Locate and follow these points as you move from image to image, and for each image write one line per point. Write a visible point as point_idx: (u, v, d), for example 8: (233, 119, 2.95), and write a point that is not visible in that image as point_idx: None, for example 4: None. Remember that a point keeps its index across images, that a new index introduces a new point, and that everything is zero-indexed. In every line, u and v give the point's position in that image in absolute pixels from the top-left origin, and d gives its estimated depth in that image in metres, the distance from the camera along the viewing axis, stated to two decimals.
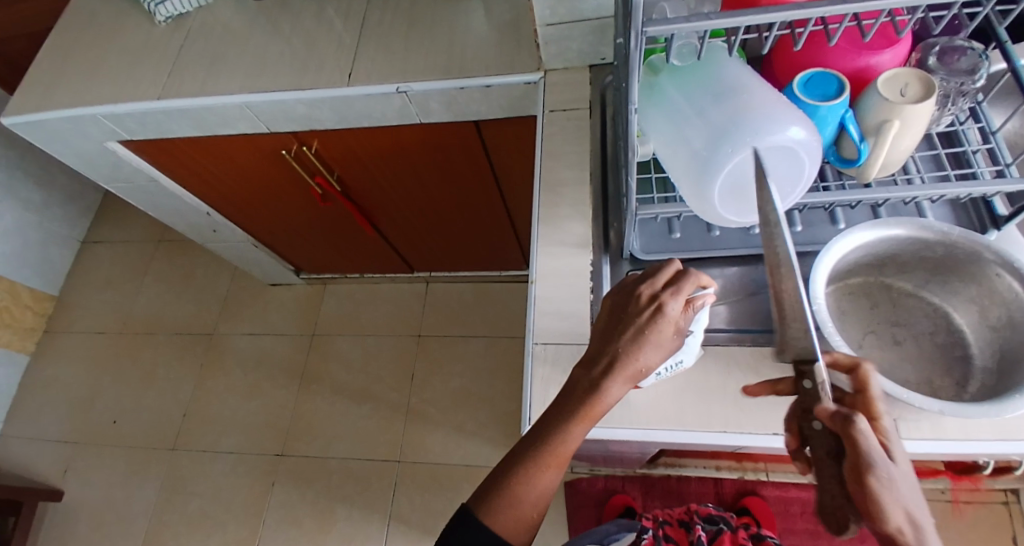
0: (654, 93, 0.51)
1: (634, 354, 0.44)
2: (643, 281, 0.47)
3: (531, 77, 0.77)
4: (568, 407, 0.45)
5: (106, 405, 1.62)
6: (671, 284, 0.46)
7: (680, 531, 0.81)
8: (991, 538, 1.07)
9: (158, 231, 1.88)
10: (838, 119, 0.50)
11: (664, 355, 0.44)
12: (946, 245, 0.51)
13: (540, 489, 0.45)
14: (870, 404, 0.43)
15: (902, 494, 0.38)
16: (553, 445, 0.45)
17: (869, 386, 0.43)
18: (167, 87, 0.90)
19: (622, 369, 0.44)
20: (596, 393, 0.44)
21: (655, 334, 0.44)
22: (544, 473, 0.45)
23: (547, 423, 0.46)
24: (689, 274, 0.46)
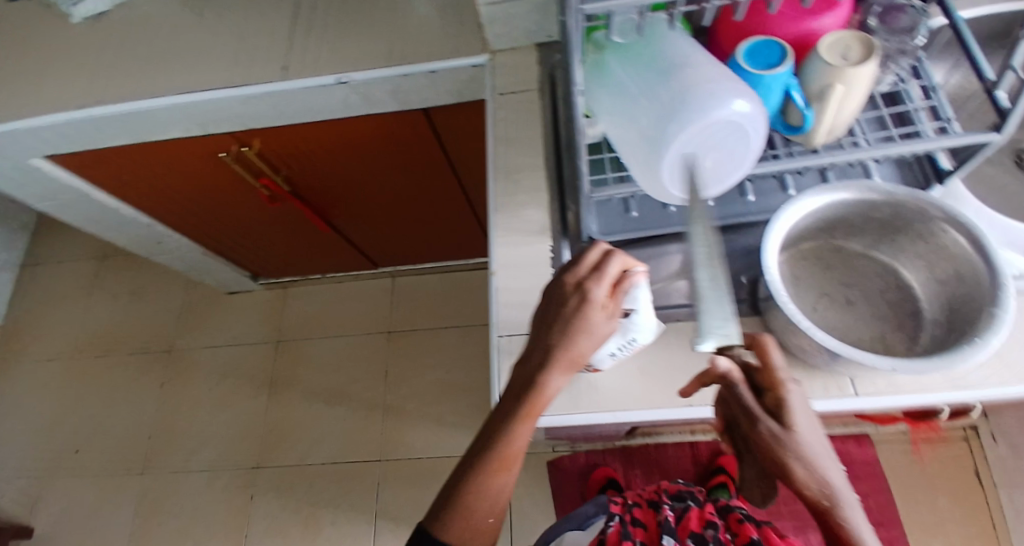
0: (602, 73, 0.51)
1: (566, 347, 0.42)
2: (568, 268, 0.45)
3: (477, 60, 0.74)
4: (509, 410, 0.44)
5: (67, 433, 1.55)
6: (596, 268, 0.44)
7: (647, 513, 0.65)
8: (951, 474, 1.13)
9: (103, 246, 1.78)
10: (782, 86, 0.50)
11: (597, 342, 0.42)
12: (893, 205, 0.52)
13: (493, 495, 0.44)
14: (772, 375, 0.41)
15: (812, 460, 0.40)
16: (499, 451, 0.44)
17: (769, 358, 0.41)
18: (89, 94, 0.84)
19: (557, 365, 0.43)
20: (534, 393, 0.43)
21: (586, 324, 0.42)
22: (494, 479, 0.44)
23: (490, 430, 0.45)
24: (612, 254, 0.44)
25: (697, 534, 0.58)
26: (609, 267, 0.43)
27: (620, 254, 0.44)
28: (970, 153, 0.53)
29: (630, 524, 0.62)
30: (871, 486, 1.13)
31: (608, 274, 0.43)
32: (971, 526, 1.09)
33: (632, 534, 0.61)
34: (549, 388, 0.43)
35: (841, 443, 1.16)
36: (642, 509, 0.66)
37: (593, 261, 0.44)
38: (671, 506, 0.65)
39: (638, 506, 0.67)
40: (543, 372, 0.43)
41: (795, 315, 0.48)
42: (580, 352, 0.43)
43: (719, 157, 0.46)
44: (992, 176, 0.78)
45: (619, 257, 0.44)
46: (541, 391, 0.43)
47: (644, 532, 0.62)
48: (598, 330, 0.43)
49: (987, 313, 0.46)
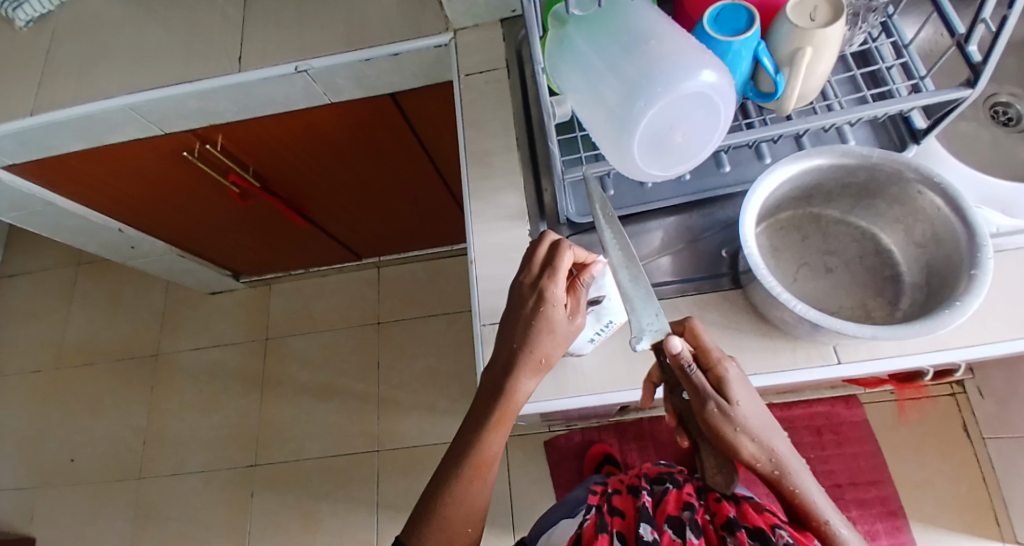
0: (565, 48, 0.48)
1: (531, 350, 0.46)
2: (523, 271, 0.48)
3: (440, 40, 0.71)
4: (481, 417, 0.48)
5: (57, 444, 1.54)
6: (548, 266, 0.47)
7: (627, 500, 0.60)
8: (939, 428, 1.15)
9: (77, 253, 1.74)
10: (751, 52, 0.48)
11: (558, 339, 0.46)
12: (868, 168, 0.51)
13: (470, 502, 0.47)
14: (705, 354, 0.46)
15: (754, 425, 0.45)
16: (472, 457, 0.47)
17: (701, 339, 0.46)
18: (40, 99, 0.81)
19: (522, 366, 0.46)
20: (502, 396, 0.46)
21: (543, 322, 0.45)
22: (470, 486, 0.47)
23: (464, 438, 0.48)
24: (562, 249, 0.46)
25: (675, 517, 0.53)
26: (560, 263, 0.46)
27: (571, 247, 0.47)
28: (944, 111, 0.52)
29: (607, 514, 0.56)
30: (861, 448, 1.15)
31: (561, 269, 0.46)
32: (959, 479, 1.11)
33: (608, 524, 0.54)
34: (517, 389, 0.46)
35: (830, 405, 1.18)
36: (621, 497, 0.60)
37: (545, 258, 0.47)
38: (650, 492, 0.60)
39: (617, 495, 0.61)
40: (510, 375, 0.46)
41: (774, 287, 0.47)
42: (542, 350, 0.46)
43: (689, 132, 0.45)
44: (970, 131, 0.77)
45: (570, 251, 0.47)
46: (510, 393, 0.46)
47: (622, 522, 0.55)
48: (556, 327, 0.46)
49: (967, 276, 0.45)
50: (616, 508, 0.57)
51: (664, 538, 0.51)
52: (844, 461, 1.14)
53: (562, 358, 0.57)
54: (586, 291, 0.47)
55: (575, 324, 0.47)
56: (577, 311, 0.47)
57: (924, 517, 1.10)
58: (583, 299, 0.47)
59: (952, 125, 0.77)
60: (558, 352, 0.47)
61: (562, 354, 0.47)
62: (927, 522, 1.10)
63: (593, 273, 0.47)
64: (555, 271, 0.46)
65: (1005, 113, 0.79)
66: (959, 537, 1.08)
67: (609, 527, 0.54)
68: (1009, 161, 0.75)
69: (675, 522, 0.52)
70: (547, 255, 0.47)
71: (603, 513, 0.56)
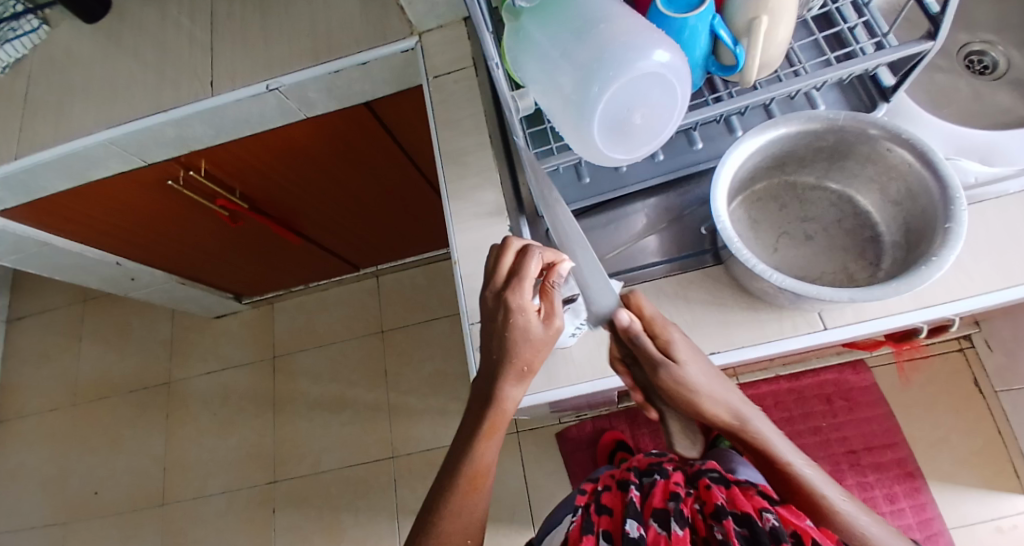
0: (520, 38, 0.48)
1: (511, 359, 0.46)
2: (489, 281, 0.47)
3: (406, 44, 0.71)
4: (470, 429, 0.49)
5: (81, 478, 1.56)
6: (515, 273, 0.46)
7: (616, 496, 0.60)
8: (950, 384, 1.14)
9: (82, 290, 1.76)
10: (708, 26, 0.48)
11: (536, 345, 0.45)
12: (835, 131, 0.50)
13: (468, 513, 0.49)
14: (651, 324, 0.49)
15: (709, 390, 0.47)
16: (466, 469, 0.49)
17: (644, 310, 0.49)
18: (22, 141, 0.82)
19: (505, 376, 0.46)
20: (490, 408, 0.47)
21: (517, 331, 0.45)
22: (466, 499, 0.49)
23: (458, 453, 0.50)
24: (528, 256, 0.46)
25: (660, 510, 0.54)
26: (526, 270, 0.46)
27: (537, 251, 0.47)
28: (910, 65, 0.52)
29: (593, 514, 0.57)
30: (873, 412, 1.14)
31: (528, 277, 0.46)
32: (975, 433, 1.10)
33: (594, 524, 0.56)
34: (504, 399, 0.47)
35: (838, 372, 1.17)
36: (611, 493, 0.62)
37: (511, 266, 0.47)
38: (639, 484, 0.61)
39: (607, 491, 0.62)
40: (494, 387, 0.47)
41: (750, 260, 0.47)
42: (522, 358, 0.46)
43: (648, 112, 0.45)
44: (948, 82, 0.76)
45: (536, 256, 0.47)
46: (498, 403, 0.47)
47: (609, 520, 0.57)
48: (531, 334, 0.45)
49: (942, 230, 0.45)
50: (603, 506, 0.58)
51: (650, 533, 0.53)
52: (857, 426, 1.14)
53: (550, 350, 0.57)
54: (557, 291, 0.47)
55: (553, 328, 0.46)
56: (553, 314, 0.47)
57: (943, 475, 1.09)
58: (557, 300, 0.47)
59: (928, 78, 0.76)
60: (539, 356, 0.46)
61: (544, 359, 0.47)
62: (947, 480, 1.09)
63: (561, 271, 0.48)
64: (521, 278, 0.45)
65: (981, 61, 0.78)
66: (980, 492, 1.07)
67: (595, 528, 0.55)
68: (989, 109, 0.74)
69: (660, 515, 0.54)
70: (513, 263, 0.47)
71: (590, 514, 0.58)
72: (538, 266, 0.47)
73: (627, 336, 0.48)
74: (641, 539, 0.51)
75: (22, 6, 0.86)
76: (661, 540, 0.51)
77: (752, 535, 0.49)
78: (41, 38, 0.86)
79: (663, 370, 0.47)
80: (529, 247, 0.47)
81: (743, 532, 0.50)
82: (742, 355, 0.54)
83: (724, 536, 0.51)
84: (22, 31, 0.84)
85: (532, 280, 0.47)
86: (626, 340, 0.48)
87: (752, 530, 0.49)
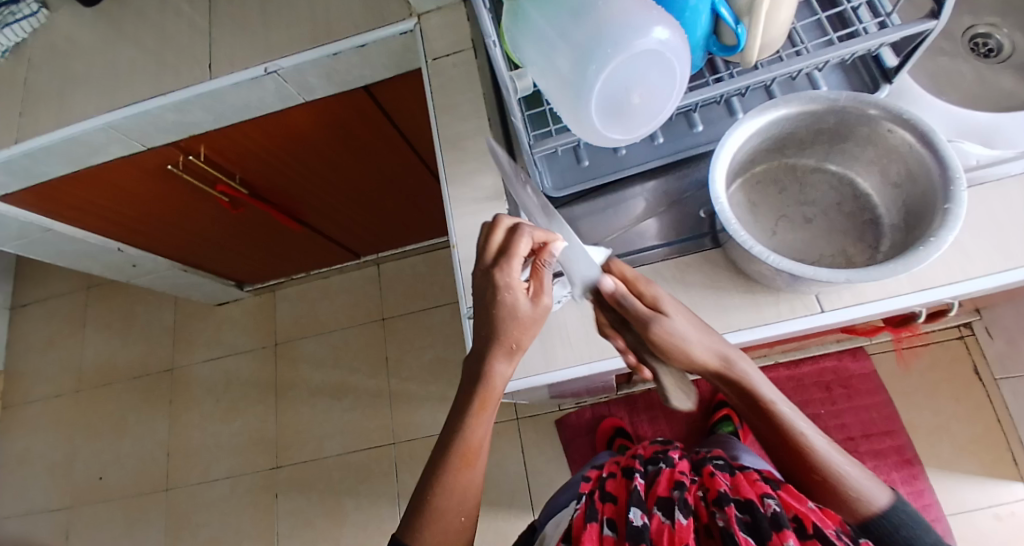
0: (519, 19, 0.47)
1: (499, 336, 0.46)
2: (479, 258, 0.48)
3: (405, 26, 0.70)
4: (462, 406, 0.49)
5: (87, 462, 1.58)
6: (504, 251, 0.46)
7: (620, 485, 0.61)
8: (949, 372, 1.14)
9: (85, 277, 1.77)
10: (708, 5, 0.47)
11: (524, 324, 0.46)
12: (836, 112, 0.50)
13: (463, 489, 0.50)
14: (633, 285, 0.49)
15: (697, 340, 0.46)
16: (458, 446, 0.49)
17: (625, 273, 0.49)
18: (22, 126, 0.82)
19: (493, 353, 0.47)
20: (480, 385, 0.48)
21: (504, 309, 0.46)
22: (459, 475, 0.49)
23: (449, 430, 0.50)
24: (518, 236, 0.46)
25: (664, 498, 0.54)
26: (514, 249, 0.46)
27: (527, 231, 0.47)
28: (914, 45, 0.51)
29: (597, 502, 0.57)
30: (872, 399, 1.14)
31: (518, 255, 0.46)
32: (974, 421, 1.10)
33: (598, 511, 0.56)
34: (493, 376, 0.47)
35: (838, 360, 1.17)
36: (615, 482, 0.62)
37: (501, 245, 0.47)
38: (643, 473, 0.62)
39: (612, 479, 0.62)
40: (481, 362, 0.47)
41: (747, 242, 0.47)
42: (509, 336, 0.46)
43: (646, 92, 0.44)
44: (952, 65, 0.75)
45: (527, 236, 0.46)
46: (487, 379, 0.48)
47: (613, 508, 0.57)
48: (518, 312, 0.46)
49: (942, 211, 0.45)
50: (607, 494, 0.59)
51: (654, 521, 0.52)
52: (856, 414, 1.14)
53: (546, 332, 0.57)
54: (548, 270, 0.48)
55: (542, 307, 0.47)
56: (541, 293, 0.47)
57: (942, 463, 1.09)
58: (547, 280, 0.47)
59: (931, 61, 0.75)
60: (527, 334, 0.47)
61: (533, 337, 0.47)
62: (946, 468, 1.09)
63: (553, 251, 0.48)
64: (510, 257, 0.45)
65: (985, 44, 0.77)
66: (978, 479, 1.07)
67: (598, 516, 0.55)
68: (993, 93, 0.73)
69: (665, 503, 0.54)
70: (503, 241, 0.47)
71: (594, 501, 0.58)
72: (528, 246, 0.47)
73: (609, 293, 0.48)
74: (645, 528, 0.51)
75: None
76: (664, 531, 0.51)
77: (754, 522, 0.49)
78: (39, 22, 0.85)
79: (649, 319, 0.46)
80: (519, 226, 0.47)
81: (745, 518, 0.50)
82: (741, 338, 0.54)
83: (726, 523, 0.50)
84: (20, 15, 0.84)
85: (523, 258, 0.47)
86: (608, 298, 0.47)
87: (754, 516, 0.50)
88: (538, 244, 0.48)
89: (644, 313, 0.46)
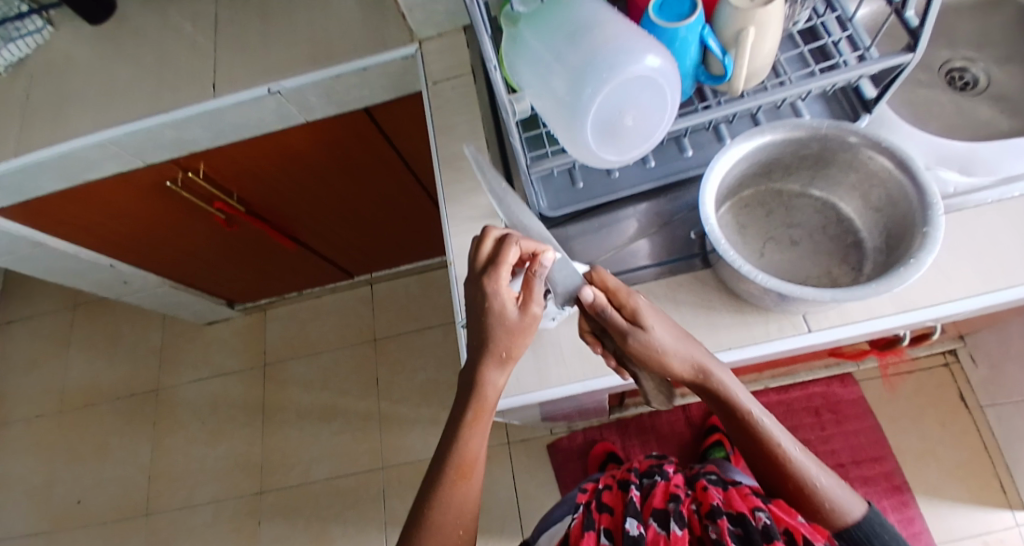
0: (518, 45, 0.50)
1: (491, 345, 0.47)
2: (471, 268, 0.49)
3: (406, 51, 0.73)
4: (458, 417, 0.50)
5: (65, 486, 1.53)
6: (493, 260, 0.47)
7: (617, 496, 0.62)
8: (936, 398, 1.15)
9: (73, 295, 1.75)
10: (697, 37, 0.50)
11: (511, 333, 0.47)
12: (818, 139, 0.52)
13: (460, 503, 0.50)
14: (614, 295, 0.49)
15: (677, 353, 0.48)
16: (454, 459, 0.50)
17: (606, 282, 0.49)
18: (21, 140, 0.82)
19: (485, 363, 0.48)
20: (473, 395, 0.48)
21: (491, 317, 0.47)
22: (456, 487, 0.50)
23: (446, 443, 0.51)
24: (506, 244, 0.47)
25: (660, 510, 0.56)
26: (503, 258, 0.46)
27: (516, 240, 0.47)
28: (891, 77, 0.54)
29: (595, 512, 0.58)
30: (861, 424, 1.15)
31: (507, 264, 0.46)
32: (963, 447, 1.11)
33: (596, 521, 0.57)
34: (487, 386, 0.48)
35: (826, 385, 1.18)
36: (612, 493, 0.63)
37: (490, 253, 0.48)
38: (639, 485, 0.63)
39: (607, 490, 0.63)
40: (476, 373, 0.48)
41: (736, 261, 0.48)
42: (501, 344, 0.47)
43: (639, 114, 0.46)
44: (929, 96, 0.79)
45: (515, 245, 0.47)
46: (480, 390, 0.48)
47: (610, 518, 0.58)
48: (507, 319, 0.47)
49: (921, 234, 0.47)
50: (604, 505, 0.60)
51: (650, 531, 0.54)
52: (845, 439, 1.15)
53: (539, 347, 0.58)
54: (539, 281, 0.47)
55: (530, 315, 0.47)
56: (531, 301, 0.47)
57: (932, 490, 1.10)
58: (536, 290, 0.47)
59: (909, 92, 0.79)
60: (518, 344, 0.48)
61: (524, 345, 0.48)
62: (935, 495, 1.09)
63: (544, 262, 0.46)
64: (498, 265, 0.46)
65: (961, 77, 0.81)
66: (967, 507, 1.08)
67: (596, 525, 0.56)
68: (968, 125, 0.77)
69: (661, 514, 0.56)
70: (493, 250, 0.48)
71: (591, 511, 0.59)
72: (517, 255, 0.47)
73: (591, 304, 0.48)
74: (641, 537, 0.53)
75: (26, 8, 0.87)
76: (660, 539, 0.52)
77: (744, 534, 0.51)
78: (44, 38, 0.87)
79: (627, 334, 0.47)
80: (508, 236, 0.48)
81: (737, 531, 0.52)
82: (733, 357, 0.55)
83: (718, 535, 0.52)
84: (26, 31, 0.85)
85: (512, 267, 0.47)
86: (589, 310, 0.48)
87: (746, 529, 0.51)
88: (529, 254, 0.48)
89: (622, 327, 0.47)
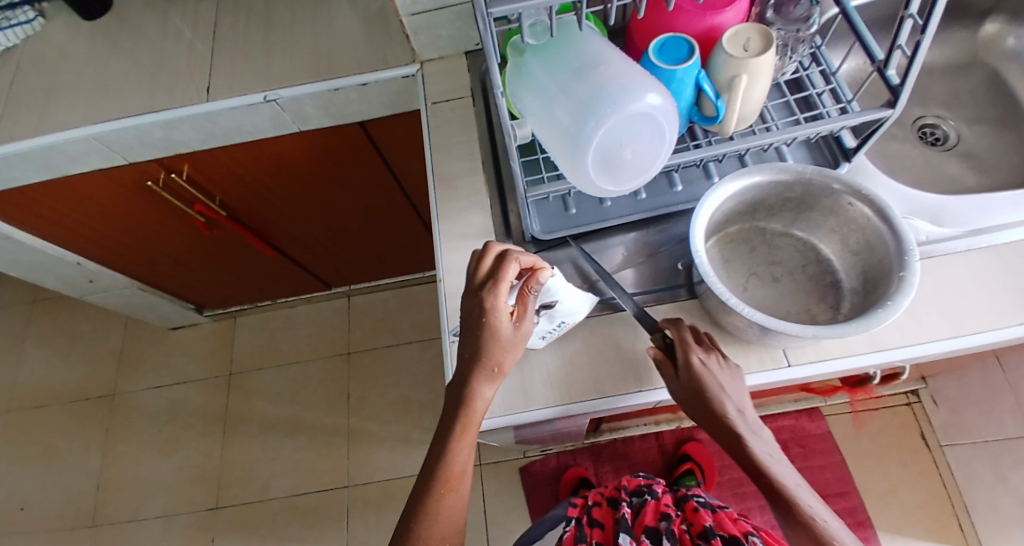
0: (523, 75, 0.51)
1: (485, 359, 0.48)
2: (469, 280, 0.50)
3: (408, 70, 0.74)
4: (446, 430, 0.50)
5: (6, 492, 1.45)
6: (493, 275, 0.48)
7: (607, 512, 0.66)
8: (898, 437, 1.19)
9: (32, 290, 1.68)
10: (693, 79, 0.52)
11: (507, 347, 0.48)
12: (803, 183, 0.55)
13: (442, 518, 0.50)
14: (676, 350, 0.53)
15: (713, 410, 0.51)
16: (440, 472, 0.49)
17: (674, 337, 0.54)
18: (2, 129, 0.80)
19: (476, 377, 0.48)
20: (461, 408, 0.48)
21: (489, 331, 0.47)
22: (442, 500, 0.50)
23: (432, 456, 0.50)
24: (507, 260, 0.48)
25: (652, 528, 0.60)
26: (504, 273, 0.48)
27: (516, 256, 0.49)
28: (871, 130, 0.58)
29: (587, 526, 0.63)
30: (827, 459, 1.18)
31: (507, 281, 0.48)
32: (924, 487, 1.15)
33: (588, 536, 0.62)
34: (476, 398, 0.48)
35: (795, 419, 1.21)
36: (602, 509, 0.67)
37: (491, 268, 0.49)
38: (630, 503, 0.66)
39: (598, 507, 0.67)
40: (467, 387, 0.48)
41: (724, 293, 0.50)
42: (494, 358, 0.48)
43: (638, 148, 0.48)
44: (902, 150, 0.84)
45: (515, 261, 0.48)
46: (469, 403, 0.48)
47: (601, 533, 0.63)
48: (501, 334, 0.48)
49: (897, 278, 0.49)
50: (596, 520, 0.64)
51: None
52: (812, 474, 1.17)
53: (524, 366, 0.58)
54: (534, 297, 0.49)
55: (522, 331, 0.49)
56: (524, 317, 0.49)
57: (892, 527, 1.13)
58: (530, 305, 0.49)
59: (884, 144, 0.84)
60: (509, 358, 0.49)
61: (514, 360, 0.49)
62: (895, 533, 1.12)
63: (541, 279, 0.49)
64: (499, 281, 0.47)
65: (933, 133, 0.86)
66: None
67: (588, 539, 0.61)
68: (937, 178, 0.81)
69: (653, 533, 0.59)
70: (493, 265, 0.49)
71: (584, 526, 0.63)
72: (516, 271, 0.49)
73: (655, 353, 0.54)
74: None
75: None
76: None
77: None
78: (34, 29, 0.85)
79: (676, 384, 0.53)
80: (508, 252, 0.49)
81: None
82: None
83: None
84: (16, 21, 0.84)
85: (511, 282, 0.49)
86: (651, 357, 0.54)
87: None
88: (527, 269, 0.50)
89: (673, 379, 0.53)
